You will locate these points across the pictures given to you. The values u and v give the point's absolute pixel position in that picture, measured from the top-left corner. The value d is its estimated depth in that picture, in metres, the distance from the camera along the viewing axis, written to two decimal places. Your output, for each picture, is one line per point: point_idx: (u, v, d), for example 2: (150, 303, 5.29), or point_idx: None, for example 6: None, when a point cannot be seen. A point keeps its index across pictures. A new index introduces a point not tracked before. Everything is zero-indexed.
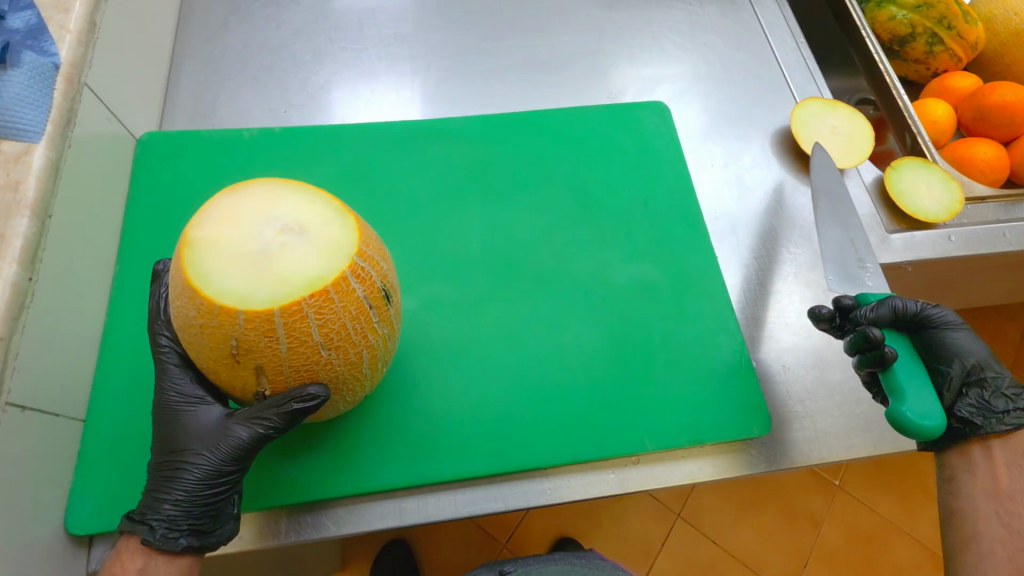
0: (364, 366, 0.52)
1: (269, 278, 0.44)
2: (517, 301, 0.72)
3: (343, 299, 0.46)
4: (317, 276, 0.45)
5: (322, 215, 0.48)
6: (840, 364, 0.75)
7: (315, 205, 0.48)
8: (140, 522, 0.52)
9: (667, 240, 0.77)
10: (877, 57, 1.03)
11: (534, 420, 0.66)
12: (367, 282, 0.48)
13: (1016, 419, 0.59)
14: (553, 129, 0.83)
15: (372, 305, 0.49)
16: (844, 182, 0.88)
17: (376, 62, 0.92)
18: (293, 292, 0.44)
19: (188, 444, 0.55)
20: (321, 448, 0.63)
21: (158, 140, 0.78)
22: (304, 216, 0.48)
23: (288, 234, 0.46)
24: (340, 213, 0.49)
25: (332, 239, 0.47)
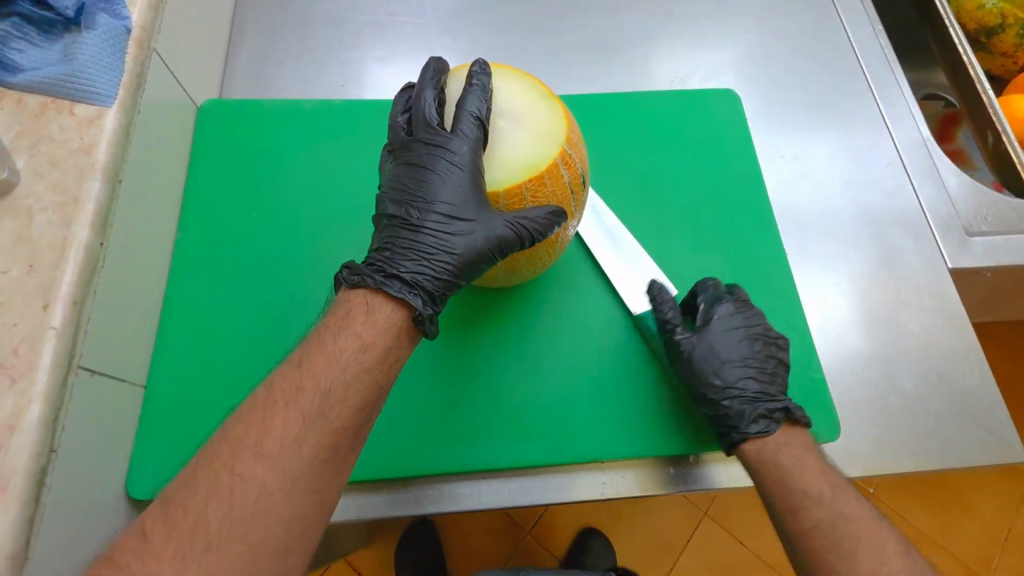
0: (559, 242, 0.57)
1: (493, 161, 0.48)
2: (577, 286, 0.69)
3: (554, 185, 0.49)
4: (533, 162, 0.48)
5: (533, 103, 0.50)
6: (912, 371, 0.71)
7: (534, 93, 0.51)
8: (387, 280, 0.47)
9: (735, 234, 0.73)
10: (961, 49, 0.96)
11: (591, 409, 0.65)
12: (571, 168, 0.50)
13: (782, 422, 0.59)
14: (619, 112, 0.80)
15: (573, 190, 0.51)
16: (922, 180, 0.83)
17: (434, 37, 0.90)
18: (513, 177, 0.48)
19: (442, 211, 0.48)
20: (378, 427, 0.63)
21: (217, 108, 0.76)
22: (519, 101, 0.51)
23: (506, 122, 0.50)
24: (548, 103, 0.51)
25: (544, 124, 0.49)
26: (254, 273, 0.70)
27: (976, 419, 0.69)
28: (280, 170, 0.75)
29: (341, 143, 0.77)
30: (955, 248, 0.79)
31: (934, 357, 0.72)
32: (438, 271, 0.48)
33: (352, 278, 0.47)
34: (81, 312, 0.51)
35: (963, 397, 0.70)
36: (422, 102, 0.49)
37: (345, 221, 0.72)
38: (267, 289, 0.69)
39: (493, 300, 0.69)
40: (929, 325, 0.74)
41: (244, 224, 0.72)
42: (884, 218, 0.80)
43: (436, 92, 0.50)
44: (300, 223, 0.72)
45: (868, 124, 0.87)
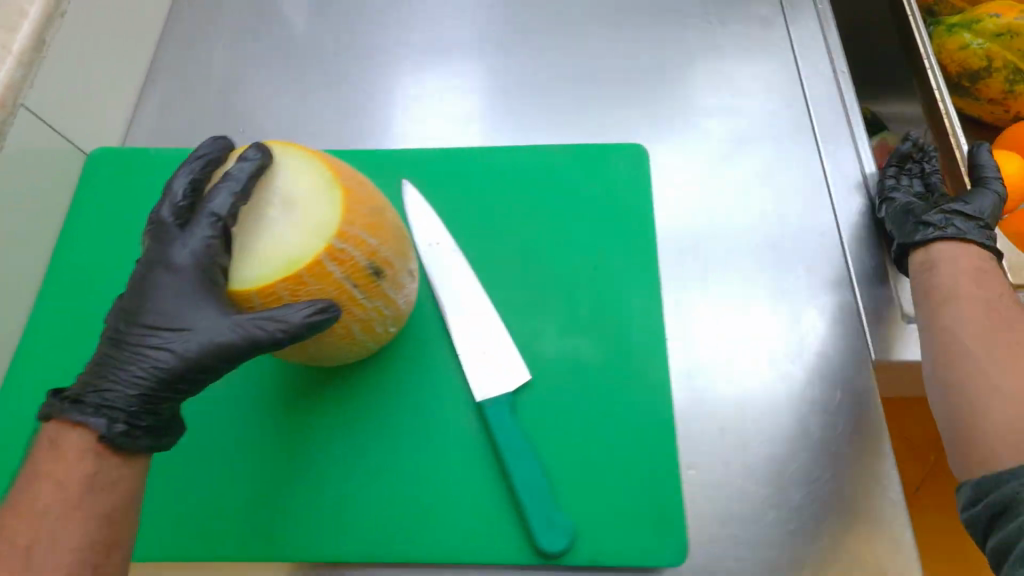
0: (360, 332, 0.52)
1: (249, 256, 0.44)
2: (418, 359, 0.63)
3: (317, 282, 0.44)
4: (292, 258, 0.44)
5: (314, 190, 0.46)
6: (808, 484, 0.60)
7: (316, 179, 0.47)
8: (76, 401, 0.44)
9: (612, 314, 0.66)
10: (940, 95, 0.84)
11: (411, 500, 0.58)
12: (347, 263, 0.46)
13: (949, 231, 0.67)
14: (512, 170, 0.74)
15: (353, 285, 0.47)
16: (861, 254, 0.72)
17: (345, 83, 0.89)
18: (270, 274, 0.44)
19: (160, 325, 0.46)
20: (180, 502, 0.59)
21: (109, 158, 0.77)
22: (296, 187, 0.47)
23: (277, 211, 0.46)
24: (327, 191, 0.46)
25: (316, 215, 0.45)
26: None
27: (878, 553, 0.57)
28: None
29: None
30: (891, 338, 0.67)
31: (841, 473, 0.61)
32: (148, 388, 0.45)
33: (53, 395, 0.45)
34: None
35: (869, 522, 0.58)
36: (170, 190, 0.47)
37: None
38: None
39: (328, 371, 0.63)
40: (839, 429, 0.63)
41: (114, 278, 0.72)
42: (808, 296, 0.70)
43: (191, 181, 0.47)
44: None
45: (808, 185, 0.77)
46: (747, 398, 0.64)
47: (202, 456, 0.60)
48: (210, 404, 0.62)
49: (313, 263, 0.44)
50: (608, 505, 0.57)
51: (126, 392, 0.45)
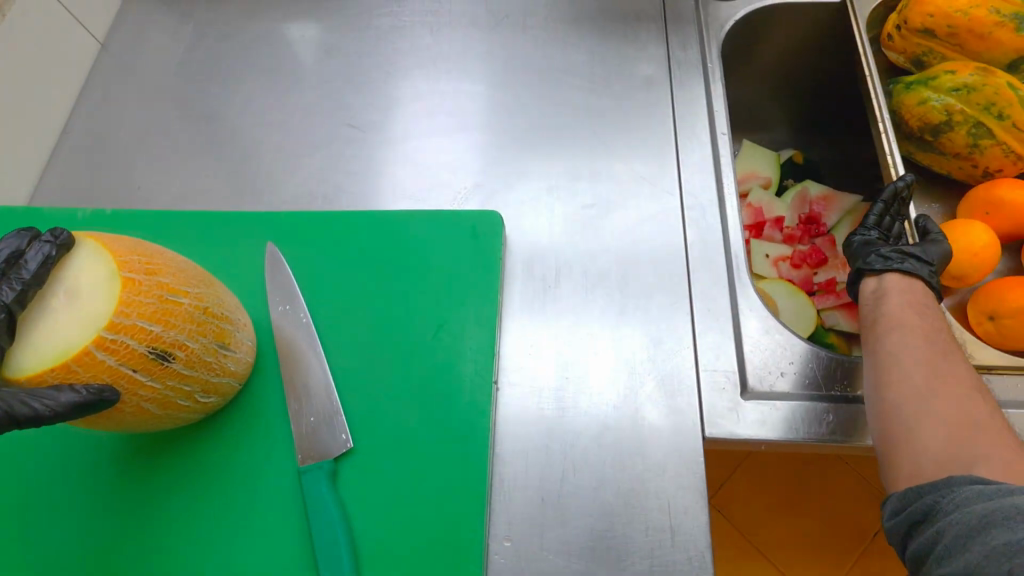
0: (157, 408, 0.55)
1: (29, 345, 0.48)
2: (251, 421, 0.66)
3: (88, 372, 0.48)
4: (64, 350, 0.47)
5: (99, 281, 0.50)
6: (618, 562, 0.61)
7: (104, 272, 0.50)
8: None
9: (445, 383, 0.68)
10: (888, 153, 0.84)
11: (221, 563, 0.61)
12: (124, 352, 0.49)
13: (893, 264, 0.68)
14: (370, 232, 0.77)
15: (133, 371, 0.50)
16: (708, 323, 0.72)
17: (245, 143, 0.94)
18: (43, 362, 0.48)
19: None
20: (9, 553, 0.62)
21: (3, 214, 0.83)
22: (84, 277, 0.50)
23: (60, 301, 0.49)
24: (110, 283, 0.50)
25: (95, 307, 0.49)
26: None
27: None
28: None
29: None
30: (723, 411, 0.67)
31: (651, 550, 0.61)
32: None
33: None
34: None
35: None
36: None
37: None
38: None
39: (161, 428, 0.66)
40: (658, 506, 0.63)
41: None
42: (650, 366, 0.70)
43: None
44: None
45: (665, 248, 0.78)
46: (570, 469, 0.65)
47: (35, 511, 0.63)
48: (47, 460, 0.65)
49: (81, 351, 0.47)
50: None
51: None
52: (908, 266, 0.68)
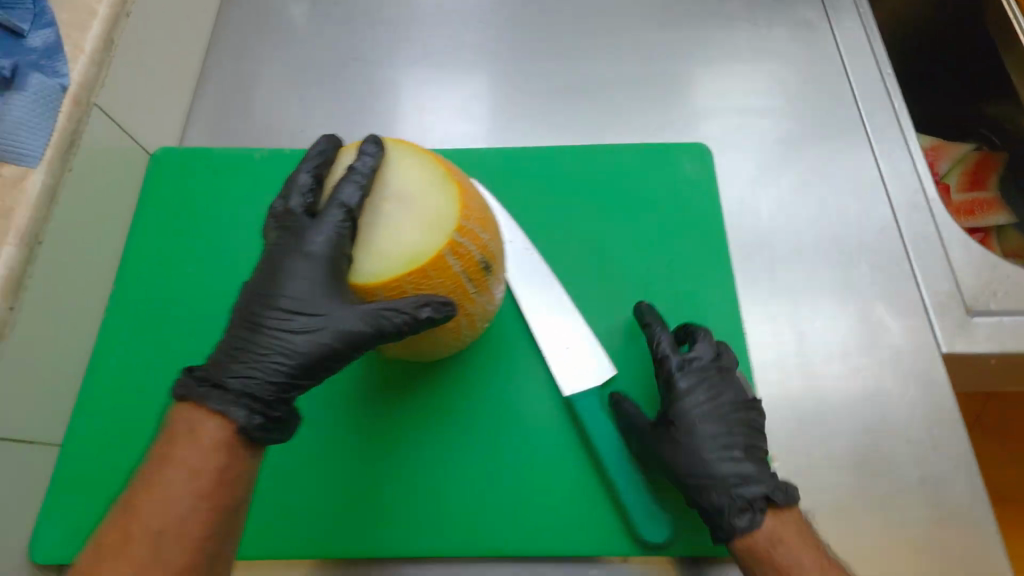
0: (460, 325, 0.52)
1: (373, 251, 0.45)
2: (505, 357, 0.65)
3: (439, 276, 0.45)
4: (416, 252, 0.44)
5: (428, 184, 0.47)
6: (887, 473, 0.63)
7: (431, 176, 0.47)
8: (211, 391, 0.44)
9: (692, 309, 0.67)
10: None
11: (506, 495, 0.60)
12: (466, 257, 0.46)
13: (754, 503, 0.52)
14: (580, 167, 0.74)
15: (469, 279, 0.47)
16: (922, 250, 0.74)
17: (401, 81, 0.89)
18: (394, 267, 0.44)
19: (285, 321, 0.46)
20: (279, 497, 0.60)
21: (170, 157, 0.77)
22: (411, 183, 0.47)
23: (394, 207, 0.46)
24: (444, 187, 0.47)
25: (434, 209, 0.46)
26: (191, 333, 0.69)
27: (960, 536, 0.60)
28: (229, 225, 0.74)
29: None
30: (953, 330, 0.69)
31: (917, 460, 0.63)
32: (278, 381, 0.45)
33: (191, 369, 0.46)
34: None
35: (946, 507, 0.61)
36: (295, 186, 0.47)
37: None
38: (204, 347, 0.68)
39: (420, 367, 0.64)
40: (914, 420, 0.65)
41: (185, 280, 0.71)
42: (876, 290, 0.72)
43: (315, 175, 0.48)
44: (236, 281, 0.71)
45: (862, 181, 0.79)
46: (823, 390, 0.67)
47: (297, 454, 0.61)
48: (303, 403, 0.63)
49: (436, 253, 0.44)
50: None
51: (262, 379, 0.45)
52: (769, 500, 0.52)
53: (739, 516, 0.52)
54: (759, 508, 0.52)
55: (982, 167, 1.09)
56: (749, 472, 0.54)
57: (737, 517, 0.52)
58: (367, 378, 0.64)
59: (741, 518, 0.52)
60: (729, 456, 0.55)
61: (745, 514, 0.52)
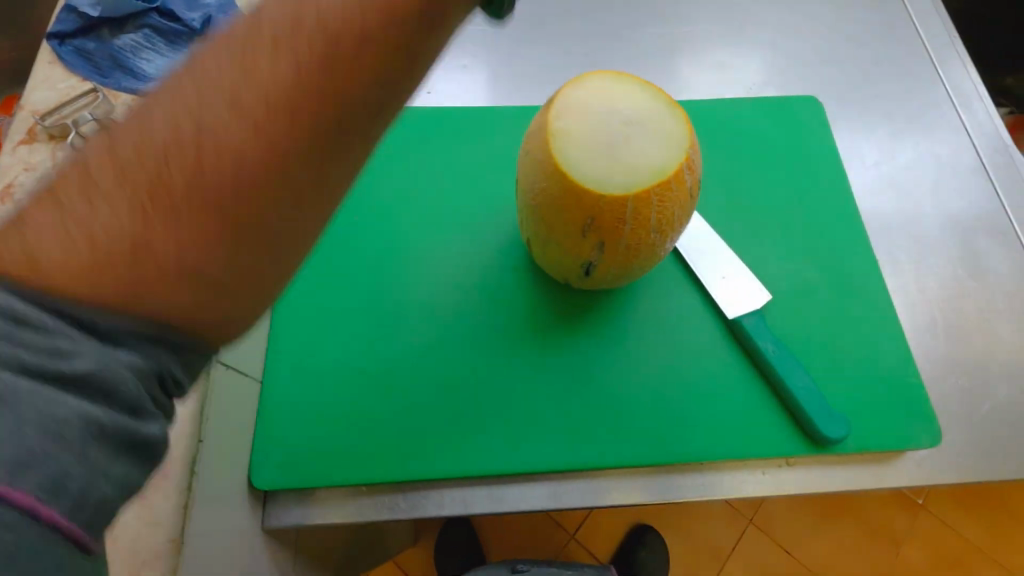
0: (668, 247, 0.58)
1: (619, 165, 0.50)
2: (668, 289, 0.70)
3: (678, 189, 0.50)
4: (661, 167, 0.50)
5: (654, 109, 0.52)
6: (1008, 379, 0.71)
7: (646, 101, 0.53)
8: None
9: (825, 241, 0.73)
10: None
11: (689, 410, 0.65)
12: (693, 174, 0.52)
13: None
14: (703, 120, 0.80)
15: (692, 195, 0.53)
16: (1010, 188, 0.82)
17: (512, 44, 0.93)
18: (643, 179, 0.49)
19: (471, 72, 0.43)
20: (481, 422, 0.64)
21: None
22: (629, 107, 0.53)
23: (630, 128, 0.51)
24: (660, 110, 0.52)
25: (667, 131, 0.51)
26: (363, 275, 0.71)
27: None
28: (380, 176, 0.77)
29: (434, 152, 0.79)
30: None
31: None
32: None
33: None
34: None
35: None
36: None
37: (445, 225, 0.74)
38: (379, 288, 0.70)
39: (586, 300, 0.70)
40: None
41: (347, 228, 0.74)
42: (974, 225, 0.80)
43: None
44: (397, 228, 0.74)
45: (948, 130, 0.87)
46: (942, 312, 0.75)
47: (492, 383, 0.66)
48: (491, 338, 0.68)
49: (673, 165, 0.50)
50: (858, 406, 0.66)
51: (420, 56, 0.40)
52: None
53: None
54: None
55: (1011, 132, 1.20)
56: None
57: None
58: (538, 313, 0.69)
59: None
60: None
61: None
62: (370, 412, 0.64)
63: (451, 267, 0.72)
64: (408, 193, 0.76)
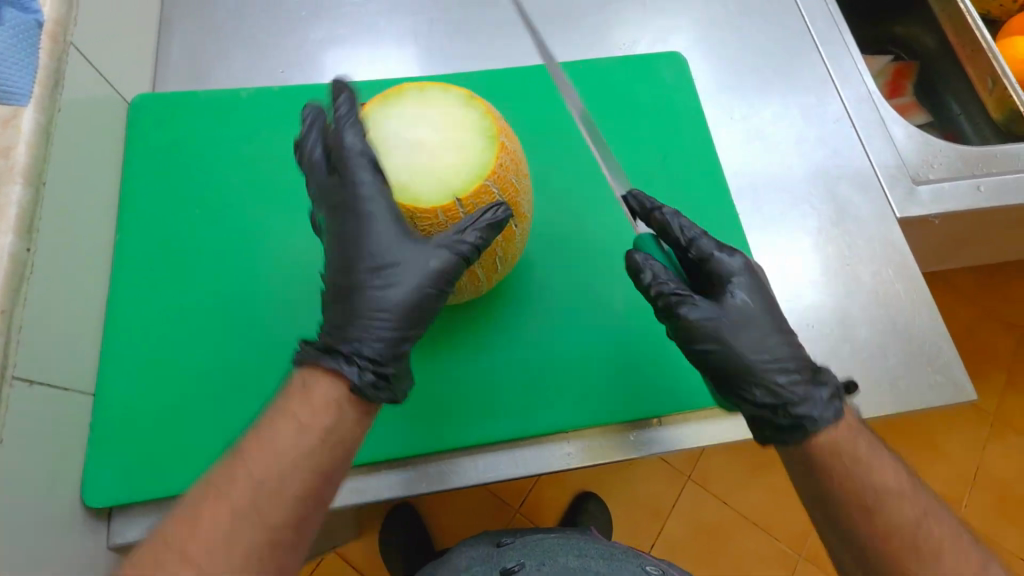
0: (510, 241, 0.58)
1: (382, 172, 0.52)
2: (536, 261, 0.71)
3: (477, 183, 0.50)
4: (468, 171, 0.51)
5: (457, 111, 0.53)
6: (867, 320, 0.73)
7: (422, 108, 0.53)
8: (346, 364, 0.49)
9: (689, 199, 0.75)
10: (972, 18, 1.05)
11: (558, 383, 0.66)
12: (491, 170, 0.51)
13: (382, 390, 0.50)
14: (569, 83, 0.80)
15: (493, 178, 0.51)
16: (872, 135, 0.84)
17: (376, 15, 0.88)
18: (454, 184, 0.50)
19: (369, 356, 0.50)
20: None
21: (150, 103, 0.74)
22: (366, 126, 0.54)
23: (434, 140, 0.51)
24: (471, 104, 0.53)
25: (448, 123, 0.52)
26: (203, 253, 0.68)
27: (930, 361, 0.71)
28: (229, 163, 0.72)
29: (285, 132, 0.74)
30: (904, 197, 0.80)
31: (886, 305, 0.74)
32: (403, 311, 0.53)
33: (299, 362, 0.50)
34: (11, 322, 0.49)
35: (918, 340, 0.72)
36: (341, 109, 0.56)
37: (294, 213, 0.70)
38: (205, 289, 0.67)
39: None
40: (882, 275, 0.75)
41: (189, 224, 0.70)
42: (836, 173, 0.81)
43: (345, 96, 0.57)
44: (246, 212, 0.70)
45: (814, 81, 0.88)
46: (806, 260, 0.76)
47: None
48: None
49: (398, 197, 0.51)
50: None
51: (374, 347, 0.51)
52: (375, 342, 0.51)
53: (806, 408, 0.53)
54: (828, 412, 0.53)
55: (896, 78, 1.21)
56: (766, 363, 0.56)
57: (824, 426, 0.53)
58: None
59: (828, 406, 0.53)
60: (769, 358, 0.56)
61: (819, 418, 0.53)
62: (223, 413, 0.63)
63: (303, 257, 0.69)
64: (259, 181, 0.72)
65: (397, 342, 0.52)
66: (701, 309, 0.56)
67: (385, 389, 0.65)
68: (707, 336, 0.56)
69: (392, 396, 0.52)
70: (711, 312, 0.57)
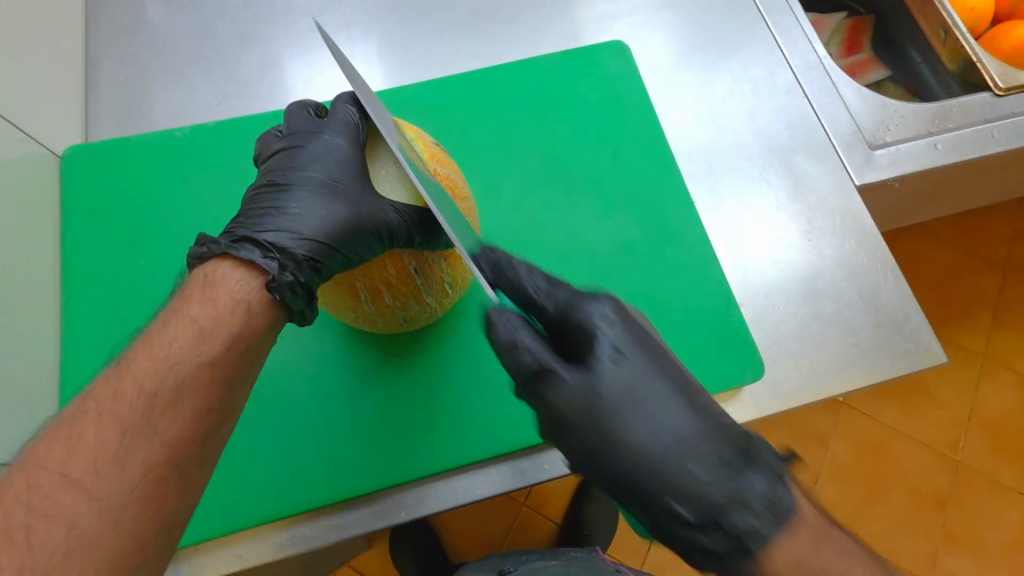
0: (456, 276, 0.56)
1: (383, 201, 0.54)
2: None
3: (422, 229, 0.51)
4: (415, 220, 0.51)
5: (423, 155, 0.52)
6: (833, 295, 0.72)
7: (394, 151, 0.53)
8: (239, 246, 0.46)
9: (643, 193, 0.74)
10: None
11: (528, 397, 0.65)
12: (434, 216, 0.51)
13: (287, 271, 0.46)
14: (511, 85, 0.78)
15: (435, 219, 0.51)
16: (825, 103, 0.82)
17: (308, 32, 0.85)
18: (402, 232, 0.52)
19: (281, 246, 0.47)
20: (322, 453, 0.63)
21: (80, 155, 0.72)
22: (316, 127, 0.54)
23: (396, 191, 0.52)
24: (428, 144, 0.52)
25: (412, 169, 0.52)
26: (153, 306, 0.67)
27: (899, 330, 0.71)
28: (170, 209, 0.71)
29: (224, 171, 0.72)
30: (862, 163, 0.79)
31: (852, 276, 0.73)
32: (324, 224, 0.49)
33: (199, 248, 0.46)
34: None
35: (885, 310, 0.71)
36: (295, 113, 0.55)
37: None
38: None
39: None
40: (845, 247, 0.75)
41: (135, 276, 0.68)
42: (791, 146, 0.80)
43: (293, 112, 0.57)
44: None
45: (762, 54, 0.86)
46: (769, 239, 0.75)
47: (338, 410, 0.65)
48: (327, 363, 0.66)
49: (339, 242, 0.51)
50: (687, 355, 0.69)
51: (286, 237, 0.48)
52: (289, 230, 0.48)
53: (742, 519, 0.48)
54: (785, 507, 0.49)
55: (852, 33, 1.18)
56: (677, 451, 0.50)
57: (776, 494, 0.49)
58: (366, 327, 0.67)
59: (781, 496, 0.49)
60: (669, 438, 0.50)
61: (756, 528, 0.48)
62: None
63: None
64: (203, 224, 0.70)
65: (309, 276, 0.47)
66: (570, 381, 0.52)
67: (354, 424, 0.64)
68: (566, 404, 0.51)
69: (298, 279, 0.47)
70: (580, 385, 0.52)
